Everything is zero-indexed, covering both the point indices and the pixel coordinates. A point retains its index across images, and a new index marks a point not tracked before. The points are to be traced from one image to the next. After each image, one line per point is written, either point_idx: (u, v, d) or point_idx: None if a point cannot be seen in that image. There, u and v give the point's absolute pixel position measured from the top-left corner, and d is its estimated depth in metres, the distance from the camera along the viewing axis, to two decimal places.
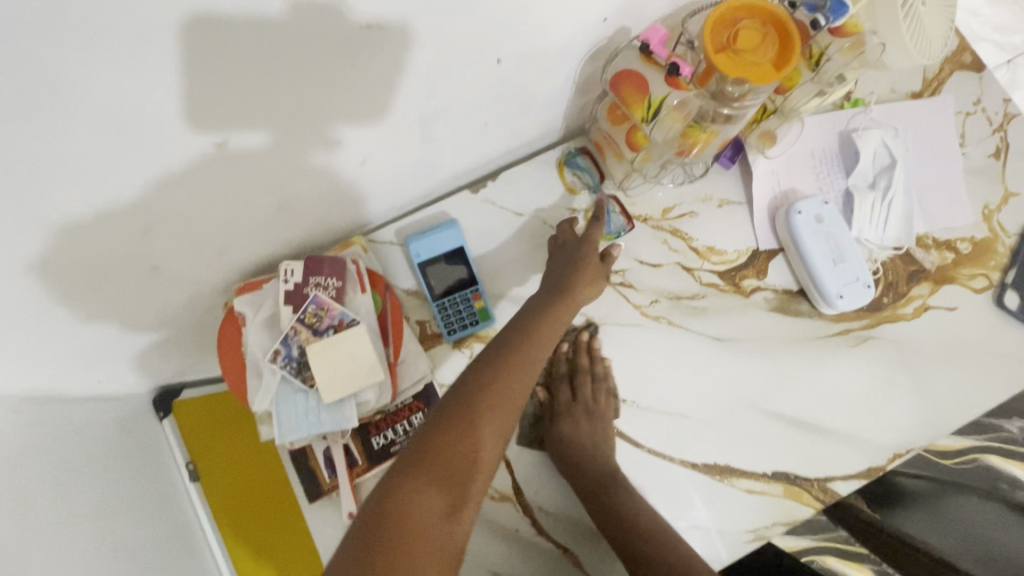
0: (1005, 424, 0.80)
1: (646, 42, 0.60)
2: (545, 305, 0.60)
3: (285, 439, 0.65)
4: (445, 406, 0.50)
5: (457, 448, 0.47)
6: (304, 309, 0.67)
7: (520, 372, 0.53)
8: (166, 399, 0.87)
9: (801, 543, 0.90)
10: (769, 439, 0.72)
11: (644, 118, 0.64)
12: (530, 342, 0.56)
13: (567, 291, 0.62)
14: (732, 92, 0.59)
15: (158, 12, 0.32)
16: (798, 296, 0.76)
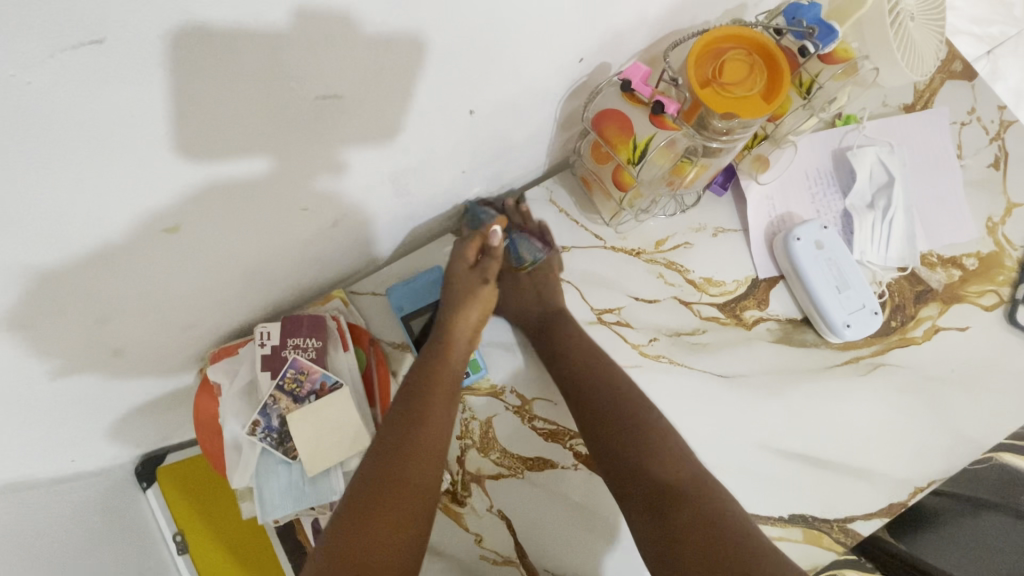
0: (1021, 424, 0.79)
1: (627, 81, 0.56)
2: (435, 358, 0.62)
3: (268, 517, 0.60)
4: (346, 507, 0.50)
5: (364, 546, 0.46)
6: (283, 374, 0.63)
7: (412, 447, 0.54)
8: (149, 468, 0.83)
9: None
10: (783, 480, 0.68)
11: (631, 159, 0.61)
12: (414, 419, 0.56)
13: (456, 330, 0.64)
14: (721, 127, 0.56)
15: (76, 106, 0.29)
16: (803, 325, 0.72)
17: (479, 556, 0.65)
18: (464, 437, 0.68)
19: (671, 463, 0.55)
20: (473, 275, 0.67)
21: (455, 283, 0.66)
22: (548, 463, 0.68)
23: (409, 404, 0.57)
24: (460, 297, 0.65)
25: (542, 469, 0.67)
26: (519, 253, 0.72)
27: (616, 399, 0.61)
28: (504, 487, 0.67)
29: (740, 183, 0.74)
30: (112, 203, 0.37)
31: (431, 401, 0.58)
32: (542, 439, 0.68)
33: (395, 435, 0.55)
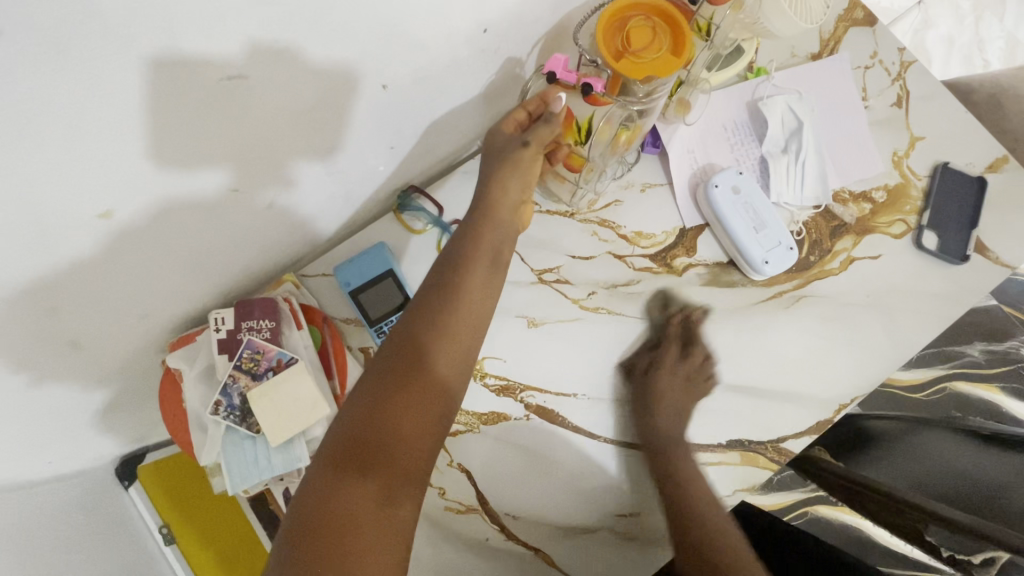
0: (966, 348, 1.01)
1: (551, 74, 0.61)
2: (475, 231, 0.60)
3: (239, 488, 0.64)
4: (374, 376, 0.51)
5: (387, 424, 0.48)
6: (240, 355, 0.66)
7: (456, 328, 0.54)
8: (130, 467, 0.85)
9: (794, 496, 1.01)
10: (721, 410, 0.74)
11: (577, 141, 0.69)
12: (457, 297, 0.55)
13: (499, 209, 0.62)
14: (644, 90, 0.62)
15: None
16: (729, 267, 0.78)
17: (444, 508, 0.70)
18: None
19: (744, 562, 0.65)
20: (516, 145, 0.63)
21: (494, 152, 0.64)
22: (501, 417, 0.72)
23: (446, 273, 0.56)
24: (505, 173, 0.63)
25: (497, 422, 0.72)
26: None
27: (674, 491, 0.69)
28: (461, 442, 0.71)
29: (663, 140, 0.78)
30: (45, 197, 0.38)
31: (469, 278, 0.56)
32: (494, 395, 0.73)
33: (433, 306, 0.54)
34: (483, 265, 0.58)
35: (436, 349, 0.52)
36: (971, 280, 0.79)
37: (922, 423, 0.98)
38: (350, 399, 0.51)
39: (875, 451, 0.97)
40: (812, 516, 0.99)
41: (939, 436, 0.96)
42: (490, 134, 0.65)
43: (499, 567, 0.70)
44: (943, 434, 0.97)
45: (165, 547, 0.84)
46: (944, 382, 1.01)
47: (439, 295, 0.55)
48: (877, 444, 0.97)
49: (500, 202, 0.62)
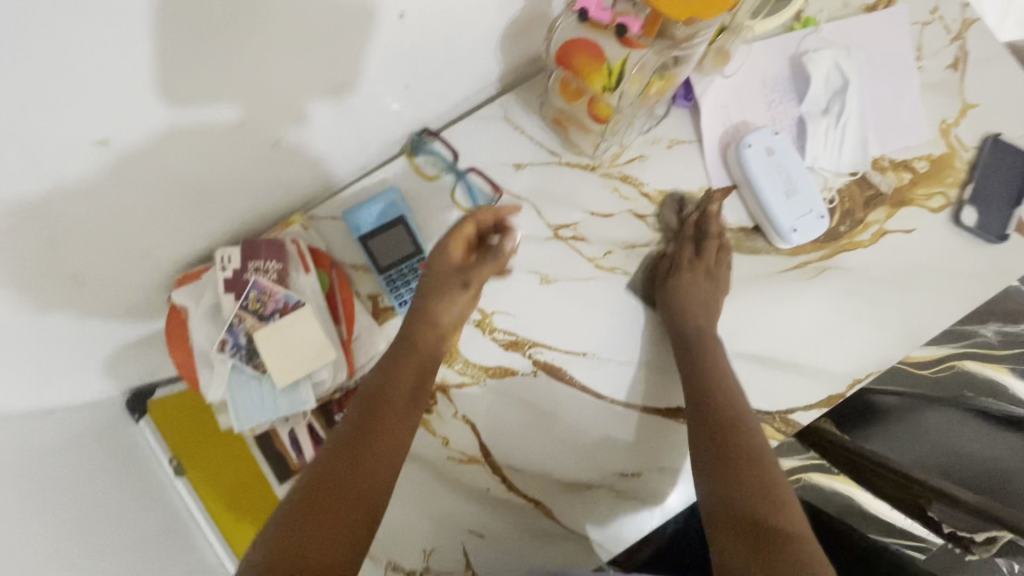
0: (979, 330, 0.93)
1: (584, 10, 0.60)
2: (394, 355, 0.64)
3: (244, 426, 0.64)
4: (299, 489, 0.53)
5: (313, 532, 0.49)
6: (246, 295, 0.65)
7: (382, 430, 0.58)
8: (141, 399, 0.87)
9: (787, 464, 0.96)
10: (732, 379, 0.72)
11: (605, 86, 0.63)
12: (380, 404, 0.59)
13: (427, 319, 0.66)
14: (686, 34, 0.57)
15: None
16: (753, 233, 0.75)
17: (446, 457, 0.70)
18: None
19: (783, 504, 0.58)
20: (453, 280, 0.68)
21: (434, 276, 0.68)
22: (508, 371, 0.72)
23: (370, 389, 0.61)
24: (438, 292, 0.67)
25: (504, 376, 0.72)
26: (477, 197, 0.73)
27: (734, 419, 0.64)
28: (468, 393, 0.71)
29: (696, 94, 0.74)
30: (32, 112, 0.36)
31: (389, 381, 0.62)
32: (502, 349, 0.72)
33: (359, 415, 0.58)
34: (404, 374, 0.63)
35: (363, 453, 0.55)
36: (1006, 261, 0.75)
37: (926, 400, 0.95)
38: (274, 519, 0.51)
39: (875, 426, 0.95)
40: (805, 484, 0.96)
41: (938, 412, 0.95)
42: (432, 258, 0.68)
43: (503, 517, 0.70)
44: (943, 408, 0.95)
45: (176, 480, 0.84)
46: (954, 360, 0.94)
47: (361, 401, 0.60)
48: (881, 420, 0.95)
49: (418, 329, 0.66)
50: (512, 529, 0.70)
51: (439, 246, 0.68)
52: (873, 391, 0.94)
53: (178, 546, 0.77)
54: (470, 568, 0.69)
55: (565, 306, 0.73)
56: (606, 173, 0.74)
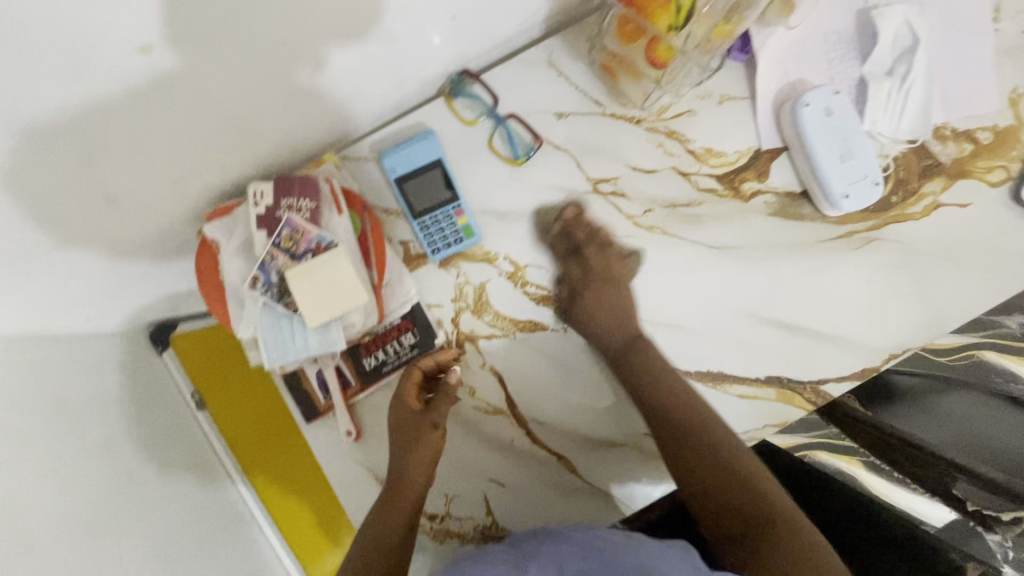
0: (1006, 319, 0.79)
1: None
2: (398, 445, 0.66)
3: (274, 363, 0.64)
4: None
5: None
6: (279, 233, 0.64)
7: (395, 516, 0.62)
8: (165, 333, 0.86)
9: (796, 439, 0.84)
10: (767, 346, 0.71)
11: (671, 24, 0.60)
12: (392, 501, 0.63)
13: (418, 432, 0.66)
14: None
15: None
16: (801, 198, 0.71)
17: (472, 407, 0.71)
18: (458, 301, 0.71)
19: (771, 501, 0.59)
20: (422, 424, 0.66)
21: (401, 429, 0.67)
22: (538, 325, 0.71)
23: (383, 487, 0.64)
24: (408, 446, 0.65)
25: (535, 331, 0.71)
26: (516, 145, 0.71)
27: (700, 433, 0.64)
28: (497, 345, 0.71)
29: (754, 47, 0.70)
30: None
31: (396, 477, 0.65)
32: (534, 304, 0.71)
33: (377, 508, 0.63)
34: (412, 457, 0.65)
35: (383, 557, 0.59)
36: None
37: (941, 386, 0.82)
38: None
39: (893, 408, 0.83)
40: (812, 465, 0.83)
41: (951, 398, 0.82)
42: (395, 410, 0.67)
43: (524, 470, 0.71)
44: (955, 393, 0.82)
45: (198, 412, 0.86)
46: (969, 350, 0.81)
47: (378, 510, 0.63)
48: (896, 404, 0.83)
49: (411, 424, 0.66)
50: (533, 483, 0.71)
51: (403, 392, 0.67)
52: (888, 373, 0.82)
53: (200, 478, 0.81)
54: (491, 515, 0.70)
55: (600, 262, 0.71)
56: (653, 126, 0.71)
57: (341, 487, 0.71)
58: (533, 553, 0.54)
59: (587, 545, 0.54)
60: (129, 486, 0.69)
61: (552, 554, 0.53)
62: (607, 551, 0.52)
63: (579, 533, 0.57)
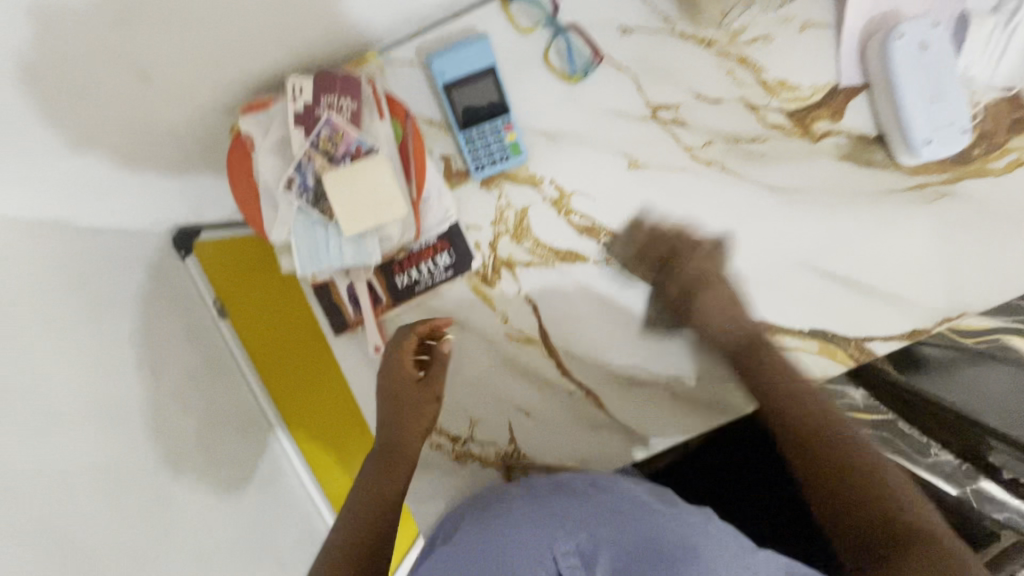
0: None
1: None
2: (391, 413, 0.62)
3: (307, 270, 0.62)
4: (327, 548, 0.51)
5: None
6: (317, 132, 0.60)
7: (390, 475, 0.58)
8: (188, 238, 0.83)
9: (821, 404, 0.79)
10: (815, 297, 0.68)
11: None
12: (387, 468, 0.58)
13: (412, 399, 0.63)
14: None
15: None
16: (874, 143, 0.66)
17: (504, 334, 0.69)
18: (497, 224, 0.68)
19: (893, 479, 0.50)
20: (419, 393, 0.63)
21: (396, 401, 0.63)
22: (579, 257, 0.68)
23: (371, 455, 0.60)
24: (399, 414, 0.62)
25: (574, 262, 0.68)
26: (574, 60, 0.65)
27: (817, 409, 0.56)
28: (533, 273, 0.68)
29: None
30: None
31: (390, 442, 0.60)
32: (577, 234, 0.68)
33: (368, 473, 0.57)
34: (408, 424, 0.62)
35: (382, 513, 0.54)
36: None
37: (973, 360, 0.77)
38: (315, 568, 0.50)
39: (924, 376, 0.78)
40: None
41: (984, 373, 0.76)
42: (390, 380, 0.63)
43: (550, 402, 0.70)
44: (989, 367, 0.76)
45: (221, 322, 0.84)
46: (996, 334, 0.76)
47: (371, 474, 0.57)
48: (925, 376, 0.78)
49: (405, 390, 0.63)
50: (557, 415, 0.70)
51: (394, 361, 0.63)
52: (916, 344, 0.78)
53: (218, 387, 0.80)
54: (514, 443, 0.70)
55: (650, 195, 0.67)
56: (722, 52, 0.65)
57: (365, 402, 0.71)
58: (564, 516, 0.50)
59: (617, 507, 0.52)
60: (154, 383, 0.69)
61: (583, 522, 0.49)
62: (645, 520, 0.49)
63: (610, 500, 0.54)
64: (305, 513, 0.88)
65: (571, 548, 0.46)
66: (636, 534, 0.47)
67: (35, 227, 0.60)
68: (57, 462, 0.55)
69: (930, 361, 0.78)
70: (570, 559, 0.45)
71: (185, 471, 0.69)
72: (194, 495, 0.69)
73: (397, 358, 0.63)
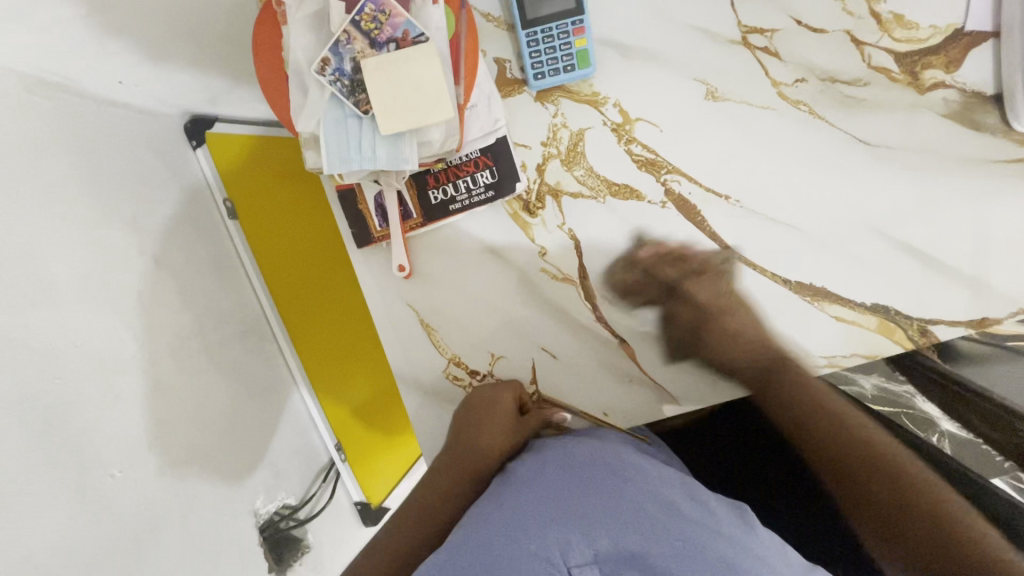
0: None
1: None
2: (466, 429, 0.62)
3: (334, 171, 0.55)
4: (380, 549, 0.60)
5: None
6: (359, 8, 0.52)
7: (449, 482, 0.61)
8: (201, 127, 0.75)
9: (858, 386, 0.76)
10: (887, 270, 0.62)
11: None
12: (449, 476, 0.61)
13: (494, 436, 0.61)
14: None
15: None
16: (988, 103, 0.58)
17: (540, 269, 0.64)
18: (549, 145, 0.61)
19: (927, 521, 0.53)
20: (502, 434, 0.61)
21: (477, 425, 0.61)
22: (633, 194, 0.61)
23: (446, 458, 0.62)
24: (479, 420, 0.61)
25: (628, 199, 0.61)
26: None
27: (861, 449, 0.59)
28: (581, 205, 0.62)
29: None
30: None
31: (459, 460, 0.61)
32: (635, 167, 0.61)
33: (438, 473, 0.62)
34: (484, 449, 0.61)
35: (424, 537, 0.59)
36: None
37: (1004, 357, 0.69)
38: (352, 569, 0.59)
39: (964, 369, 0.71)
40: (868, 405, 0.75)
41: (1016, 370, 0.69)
42: (478, 407, 0.62)
43: (579, 347, 0.65)
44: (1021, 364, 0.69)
45: (228, 222, 0.80)
46: None
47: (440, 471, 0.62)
48: (959, 368, 0.71)
49: (488, 425, 0.61)
50: (585, 359, 0.65)
51: (489, 398, 0.62)
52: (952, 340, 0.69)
53: (222, 290, 0.76)
54: (535, 384, 0.66)
55: (727, 137, 0.59)
56: None
57: (382, 323, 0.66)
58: (584, 511, 0.44)
59: (636, 507, 0.44)
60: (156, 275, 0.64)
61: (604, 521, 0.43)
62: (673, 523, 0.43)
63: (630, 490, 0.46)
64: (300, 428, 0.88)
65: (587, 556, 0.40)
66: (669, 550, 0.40)
67: (32, 82, 0.52)
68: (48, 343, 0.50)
69: (960, 354, 0.70)
70: (585, 571, 0.39)
71: (179, 372, 0.65)
72: (186, 399, 0.65)
73: (494, 395, 0.62)
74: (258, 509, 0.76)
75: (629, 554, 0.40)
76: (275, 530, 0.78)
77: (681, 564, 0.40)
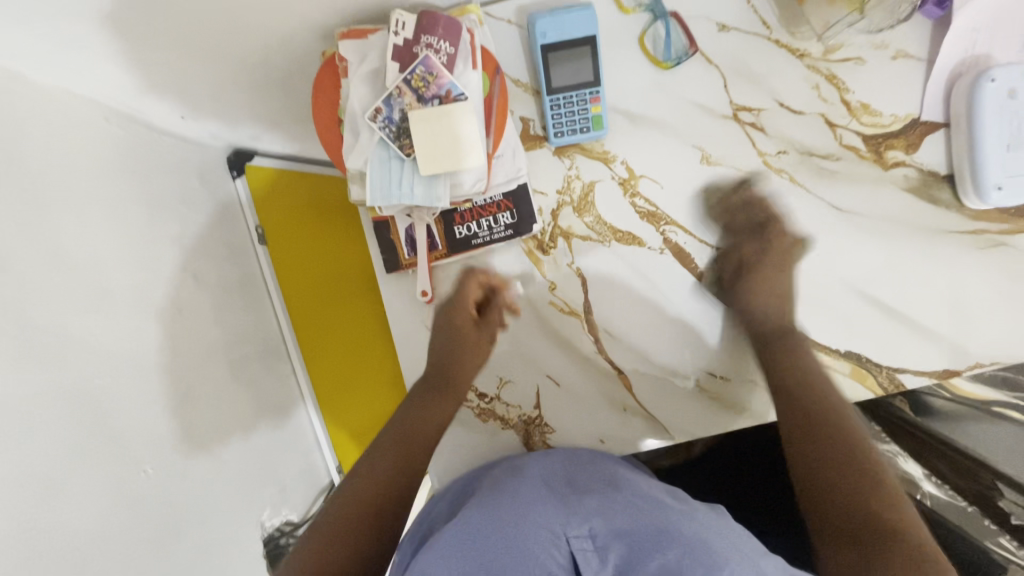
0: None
1: None
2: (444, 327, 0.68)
3: (377, 203, 0.63)
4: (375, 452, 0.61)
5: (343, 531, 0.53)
6: (412, 70, 0.60)
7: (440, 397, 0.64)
8: (241, 160, 0.83)
9: None
10: (857, 320, 0.69)
11: None
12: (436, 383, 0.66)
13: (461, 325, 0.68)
14: None
15: None
16: (943, 181, 0.67)
17: (549, 302, 0.71)
18: (563, 194, 0.69)
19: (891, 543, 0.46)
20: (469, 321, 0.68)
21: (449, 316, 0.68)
22: (636, 240, 0.69)
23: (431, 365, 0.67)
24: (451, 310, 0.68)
25: (630, 244, 0.69)
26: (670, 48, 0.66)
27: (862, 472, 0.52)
28: (589, 247, 0.70)
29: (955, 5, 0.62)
30: None
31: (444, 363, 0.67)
32: (638, 218, 0.69)
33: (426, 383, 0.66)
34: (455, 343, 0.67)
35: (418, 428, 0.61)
36: None
37: (976, 417, 0.74)
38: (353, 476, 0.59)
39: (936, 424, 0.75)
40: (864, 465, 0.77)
41: (986, 430, 0.75)
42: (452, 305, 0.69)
43: (583, 376, 0.71)
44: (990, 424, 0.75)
45: (259, 246, 0.85)
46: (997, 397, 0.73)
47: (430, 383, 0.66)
48: (930, 423, 0.75)
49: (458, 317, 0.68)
50: (589, 389, 0.71)
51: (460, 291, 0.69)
52: (923, 395, 0.74)
53: (250, 304, 0.82)
54: (539, 408, 0.72)
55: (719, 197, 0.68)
56: (816, 65, 0.66)
57: (402, 343, 0.72)
58: (579, 505, 0.48)
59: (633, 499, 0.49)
60: (194, 287, 0.70)
61: (600, 507, 0.47)
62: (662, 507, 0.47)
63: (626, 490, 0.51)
64: (306, 447, 0.90)
65: (583, 530, 0.44)
66: (655, 527, 0.44)
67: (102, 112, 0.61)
68: (103, 340, 0.56)
69: (934, 411, 0.75)
70: (582, 542, 0.43)
71: (206, 377, 0.69)
72: (209, 398, 0.69)
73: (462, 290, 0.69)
74: (264, 521, 0.78)
75: (619, 530, 0.44)
76: (275, 546, 0.79)
77: (666, 535, 0.43)
